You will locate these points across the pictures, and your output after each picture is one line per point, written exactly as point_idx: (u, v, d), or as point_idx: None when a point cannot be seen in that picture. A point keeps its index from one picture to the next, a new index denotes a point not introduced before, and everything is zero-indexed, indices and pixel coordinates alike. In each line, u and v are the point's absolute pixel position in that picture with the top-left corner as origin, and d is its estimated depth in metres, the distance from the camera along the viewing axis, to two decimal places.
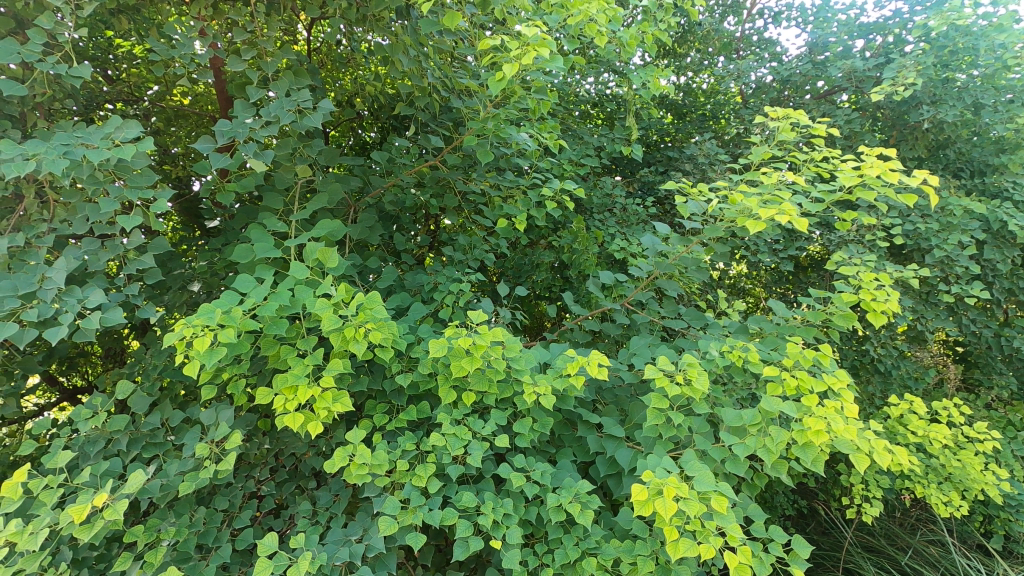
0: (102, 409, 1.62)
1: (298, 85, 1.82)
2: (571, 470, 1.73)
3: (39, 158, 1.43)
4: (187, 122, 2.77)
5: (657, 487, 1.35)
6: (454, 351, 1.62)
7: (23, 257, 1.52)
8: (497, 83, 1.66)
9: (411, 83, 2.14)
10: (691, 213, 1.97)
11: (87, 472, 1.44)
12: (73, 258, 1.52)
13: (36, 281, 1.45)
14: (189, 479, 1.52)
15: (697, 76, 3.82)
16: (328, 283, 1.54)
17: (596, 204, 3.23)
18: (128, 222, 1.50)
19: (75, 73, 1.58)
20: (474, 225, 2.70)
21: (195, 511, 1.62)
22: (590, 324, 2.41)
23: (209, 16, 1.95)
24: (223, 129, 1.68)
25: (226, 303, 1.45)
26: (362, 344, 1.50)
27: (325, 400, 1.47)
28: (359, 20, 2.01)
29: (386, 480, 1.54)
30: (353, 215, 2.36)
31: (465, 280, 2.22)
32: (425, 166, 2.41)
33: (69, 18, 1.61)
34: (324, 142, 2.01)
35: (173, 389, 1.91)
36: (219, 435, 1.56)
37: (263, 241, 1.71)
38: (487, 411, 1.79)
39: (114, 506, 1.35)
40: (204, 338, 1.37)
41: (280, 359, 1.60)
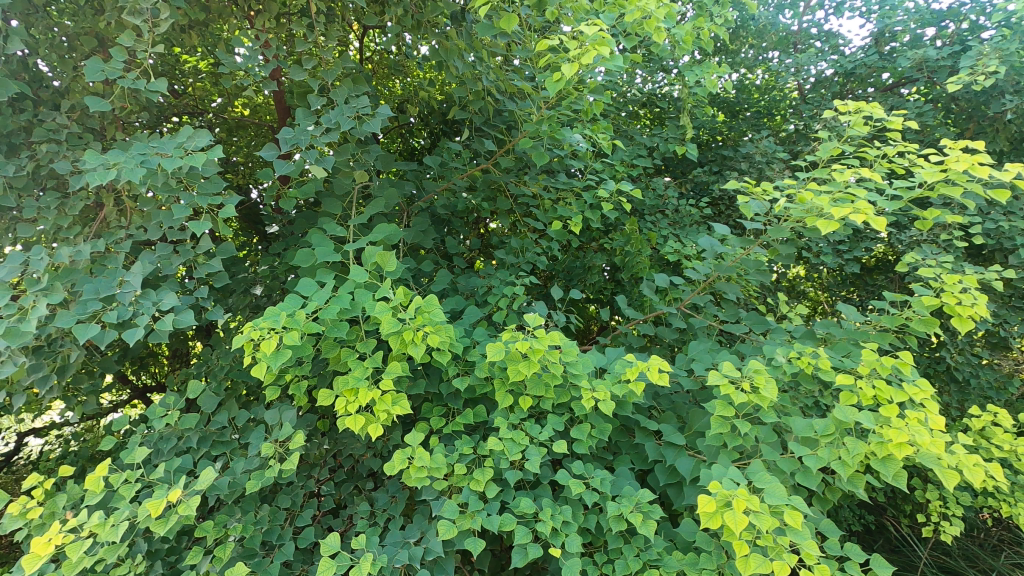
0: (175, 408, 1.68)
1: (357, 92, 1.85)
2: (630, 478, 1.68)
3: (119, 167, 1.50)
4: (247, 133, 2.89)
5: (725, 499, 1.29)
6: (510, 355, 1.60)
7: (104, 262, 1.60)
8: (554, 84, 1.64)
9: (466, 88, 2.15)
10: (753, 213, 1.90)
11: (161, 468, 1.50)
12: (148, 263, 1.59)
13: (116, 285, 1.52)
14: (255, 478, 1.56)
15: (752, 71, 3.69)
16: (387, 287, 1.55)
17: (649, 206, 3.16)
18: (199, 228, 1.56)
19: (151, 87, 1.66)
20: (525, 228, 2.68)
21: (260, 509, 1.67)
22: (645, 327, 2.36)
23: (273, 29, 2.02)
24: (286, 137, 1.73)
25: (290, 306, 1.49)
26: (421, 348, 1.51)
27: (385, 403, 1.47)
28: (414, 27, 2.03)
29: (444, 483, 1.54)
30: (406, 219, 2.38)
31: (519, 283, 2.21)
32: (478, 169, 2.42)
33: (146, 35, 1.69)
34: (381, 149, 2.03)
35: (237, 390, 1.97)
36: (283, 436, 1.60)
37: (324, 246, 1.75)
38: (543, 416, 1.77)
39: (186, 502, 1.40)
40: (270, 340, 1.39)
41: (340, 361, 1.63)
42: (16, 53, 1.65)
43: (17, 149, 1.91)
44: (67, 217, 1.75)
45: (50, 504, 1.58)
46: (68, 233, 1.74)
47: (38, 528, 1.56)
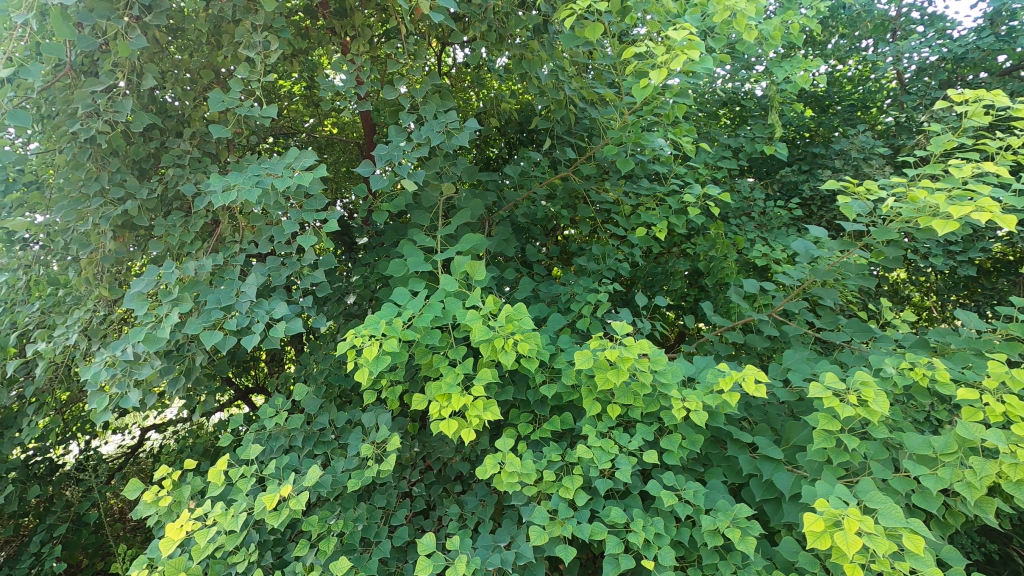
0: (283, 408, 1.81)
1: (445, 107, 1.92)
2: (723, 491, 1.62)
3: (238, 188, 1.65)
4: (335, 150, 3.06)
5: (834, 518, 1.22)
6: (598, 363, 1.60)
7: (223, 274, 1.76)
8: (641, 91, 1.62)
9: (548, 98, 2.18)
10: (855, 214, 1.79)
11: (273, 465, 1.62)
12: (261, 274, 1.73)
13: (234, 295, 1.67)
14: (355, 477, 1.65)
15: (845, 63, 3.47)
16: (477, 296, 1.60)
17: (733, 209, 3.05)
18: (306, 242, 1.68)
19: (263, 113, 1.81)
20: (606, 235, 2.67)
21: (358, 506, 1.75)
22: (733, 335, 2.26)
23: (366, 52, 2.13)
24: (381, 153, 1.83)
25: (387, 315, 1.56)
26: (511, 355, 1.53)
27: (476, 408, 1.51)
28: (498, 42, 2.09)
29: (534, 489, 1.55)
30: (488, 229, 2.44)
31: (602, 290, 2.19)
32: (558, 178, 2.43)
33: (258, 66, 1.84)
34: (467, 161, 2.09)
35: (335, 393, 2.09)
36: (380, 437, 1.67)
37: (415, 256, 1.82)
38: (631, 424, 1.75)
39: (297, 498, 1.50)
40: (370, 347, 1.47)
41: (432, 367, 1.68)
42: (150, 89, 1.85)
43: (147, 174, 2.13)
44: (190, 234, 1.93)
45: (177, 493, 1.74)
46: (191, 248, 1.92)
47: (167, 515, 1.72)
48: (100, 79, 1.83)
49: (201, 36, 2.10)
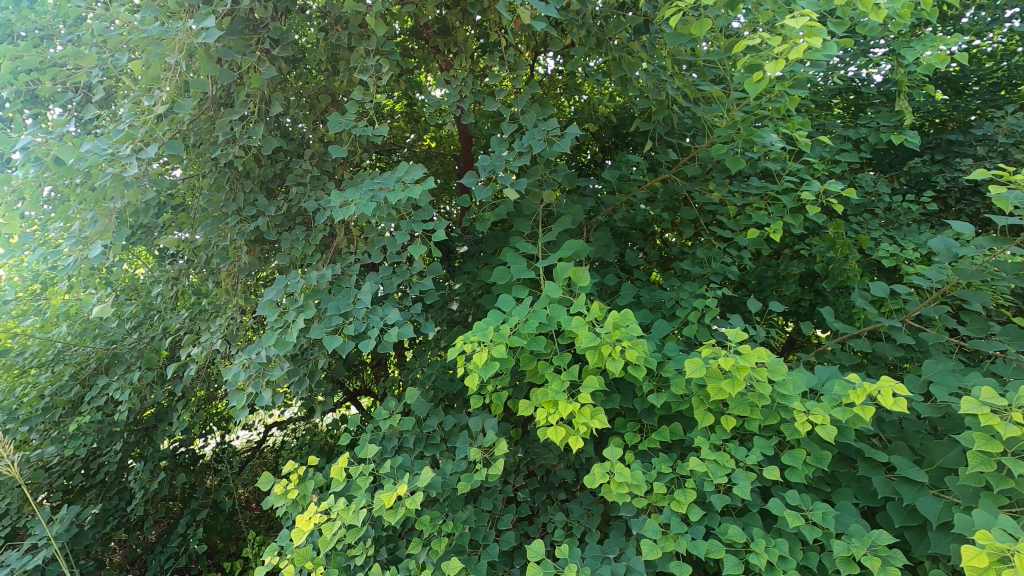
0: (396, 411, 1.89)
1: (545, 115, 1.93)
2: (856, 514, 1.48)
3: (354, 202, 1.75)
4: (434, 163, 3.15)
5: (999, 553, 1.07)
6: (711, 372, 1.52)
7: (341, 283, 1.87)
8: (754, 85, 1.54)
9: (649, 99, 2.13)
10: (1014, 206, 1.56)
11: (389, 465, 1.70)
12: (375, 283, 1.82)
13: (352, 302, 1.77)
14: (464, 480, 1.69)
15: (986, 37, 3.09)
16: (582, 302, 1.58)
17: (853, 205, 2.80)
18: (416, 251, 1.75)
19: (375, 132, 1.92)
20: (712, 237, 2.55)
21: (467, 509, 1.79)
22: (859, 343, 2.06)
23: (468, 67, 2.18)
24: (485, 163, 1.86)
25: (494, 321, 1.59)
26: (618, 362, 1.50)
27: (584, 416, 1.49)
28: (597, 47, 2.07)
29: (644, 501, 1.50)
30: (586, 234, 2.42)
31: (710, 294, 2.09)
32: (659, 180, 2.37)
33: (370, 88, 1.95)
34: (567, 167, 2.09)
35: (440, 397, 2.16)
36: (488, 442, 1.70)
37: (518, 263, 1.84)
38: (747, 437, 1.65)
39: (411, 497, 1.56)
40: (479, 353, 1.50)
41: (537, 373, 1.69)
42: (277, 115, 2.03)
43: (274, 193, 2.33)
44: (311, 247, 2.08)
45: (303, 487, 1.87)
46: (312, 260, 2.06)
47: (294, 506, 1.86)
48: (235, 109, 2.03)
49: (320, 64, 2.26)
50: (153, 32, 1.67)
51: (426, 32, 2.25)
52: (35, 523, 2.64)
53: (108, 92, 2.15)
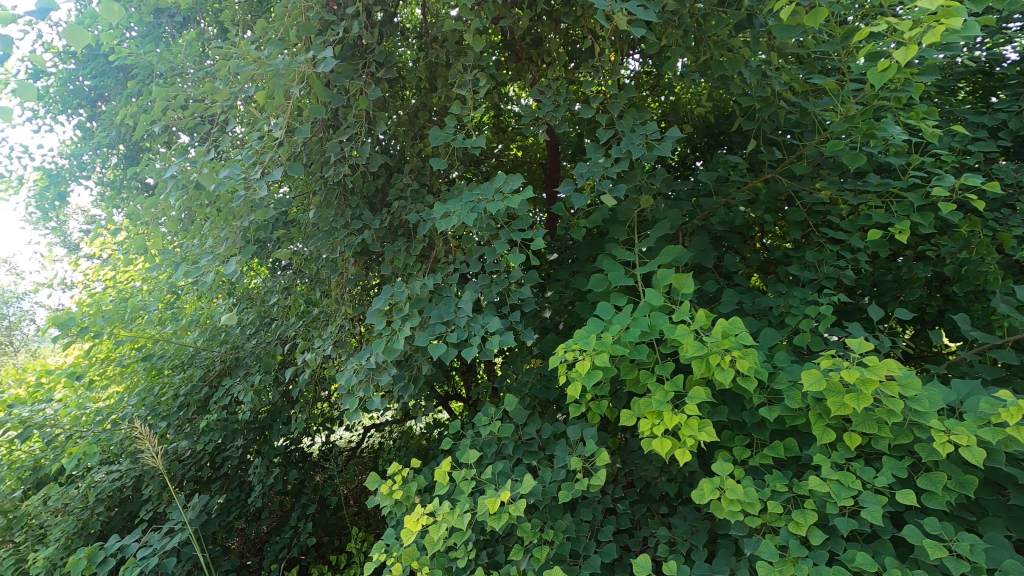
0: (495, 417, 1.92)
1: (642, 119, 1.90)
2: (1010, 549, 1.31)
3: (456, 213, 1.81)
4: (520, 171, 3.15)
5: None
6: (832, 385, 1.42)
7: (443, 292, 1.94)
8: (879, 75, 1.42)
9: (753, 97, 2.03)
10: None
11: (491, 471, 1.73)
12: (475, 291, 1.87)
13: (454, 311, 1.83)
14: (565, 489, 1.68)
15: None
16: (687, 310, 1.53)
17: (989, 200, 2.51)
18: (516, 260, 1.77)
19: (474, 144, 1.97)
20: (821, 239, 2.38)
21: (567, 518, 1.79)
22: (1004, 354, 1.84)
23: (561, 75, 2.19)
24: (582, 171, 1.86)
25: (595, 329, 1.58)
26: (728, 373, 1.44)
27: (691, 428, 1.44)
28: (695, 46, 2.01)
29: (758, 520, 1.42)
30: (683, 239, 2.34)
31: (824, 300, 1.95)
32: (763, 180, 2.25)
33: (469, 102, 2.02)
34: (665, 171, 2.04)
35: (536, 404, 2.17)
36: (588, 451, 1.69)
37: (616, 270, 1.82)
38: (873, 456, 1.52)
39: (515, 504, 1.58)
40: (582, 362, 1.49)
41: (638, 383, 1.65)
42: (382, 132, 2.15)
43: (377, 207, 2.46)
44: (412, 257, 2.17)
45: (407, 488, 1.95)
46: (414, 270, 2.15)
47: (399, 506, 1.94)
48: (345, 130, 2.17)
49: (419, 82, 2.37)
50: (281, 65, 1.85)
51: (519, 43, 2.29)
52: (174, 509, 2.94)
53: (234, 119, 2.37)
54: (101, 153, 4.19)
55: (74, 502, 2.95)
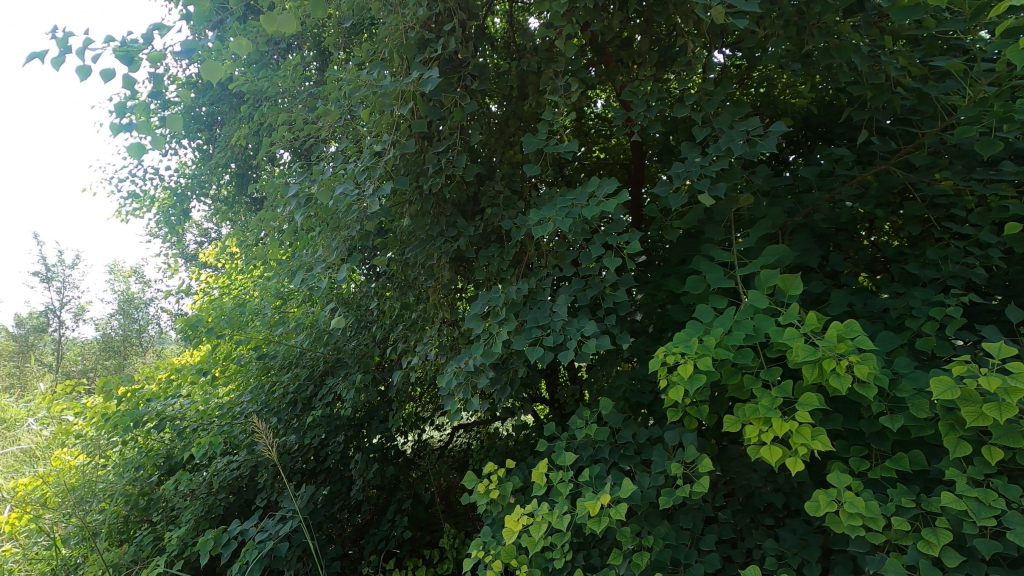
0: (591, 420, 1.93)
1: (741, 115, 1.84)
2: None
3: (551, 218, 1.84)
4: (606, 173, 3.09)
5: None
6: (967, 393, 1.30)
7: (538, 296, 1.97)
8: (1022, 52, 1.29)
9: (864, 84, 1.91)
10: None
11: (589, 473, 1.74)
12: (570, 295, 1.89)
13: (550, 315, 1.85)
14: (666, 494, 1.65)
15: None
16: (797, 312, 1.46)
17: None
18: (612, 263, 1.77)
19: (568, 149, 1.99)
20: (944, 234, 2.18)
21: (666, 524, 1.76)
22: None
23: (654, 75, 2.17)
24: (678, 171, 1.83)
25: (696, 332, 1.54)
26: (845, 379, 1.36)
27: (803, 436, 1.37)
28: (798, 34, 1.92)
29: (882, 537, 1.33)
30: (785, 238, 2.23)
31: (951, 301, 1.79)
32: (875, 173, 2.10)
33: (561, 107, 2.05)
34: (766, 167, 1.96)
35: (630, 409, 2.14)
36: (689, 457, 1.65)
37: (716, 272, 1.77)
38: (1018, 473, 1.37)
39: (616, 507, 1.58)
40: (684, 366, 1.46)
41: (742, 388, 1.59)
42: (476, 141, 2.23)
43: (470, 214, 2.54)
44: (505, 262, 2.23)
45: (504, 487, 2.00)
46: (507, 275, 2.21)
47: (497, 505, 1.99)
48: (442, 142, 2.27)
49: (511, 91, 2.43)
50: (393, 86, 2.01)
51: (608, 46, 2.29)
52: (285, 497, 3.18)
53: (340, 137, 2.56)
54: (219, 173, 4.63)
55: (201, 489, 3.28)
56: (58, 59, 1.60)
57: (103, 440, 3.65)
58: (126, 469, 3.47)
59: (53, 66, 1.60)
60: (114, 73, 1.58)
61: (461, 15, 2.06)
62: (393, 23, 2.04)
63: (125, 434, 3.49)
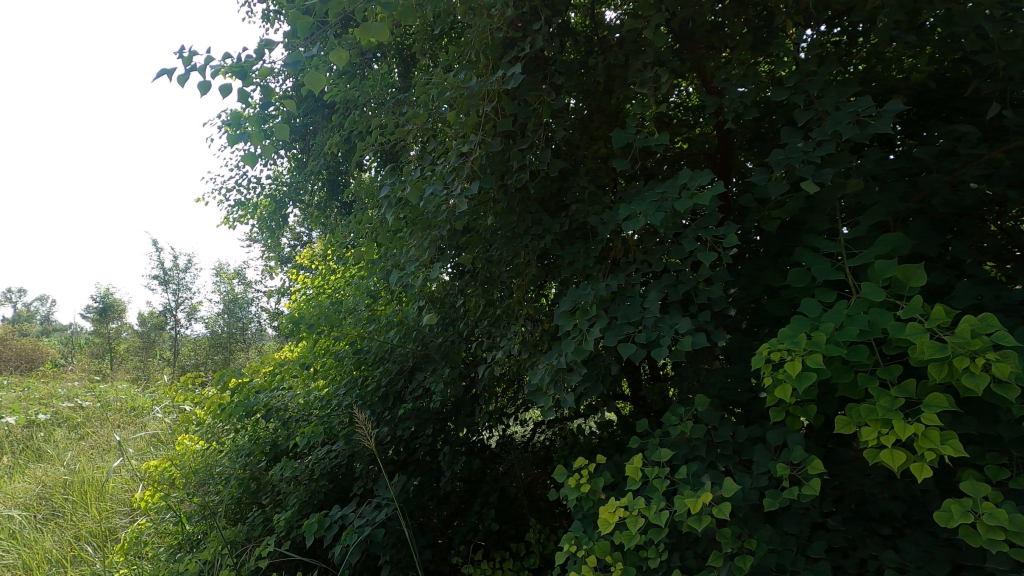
0: (685, 418, 1.88)
1: (848, 95, 1.72)
2: None
3: (642, 212, 1.81)
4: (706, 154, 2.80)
5: None
6: None
7: (628, 292, 1.94)
8: None
9: (994, 52, 1.72)
10: None
11: (686, 471, 1.69)
12: (662, 290, 1.85)
13: (642, 311, 1.82)
14: (770, 496, 1.58)
15: None
16: (921, 305, 1.34)
17: None
18: (708, 257, 1.71)
19: (657, 141, 1.95)
20: None
21: (769, 528, 1.68)
22: None
23: (749, 58, 2.07)
24: (778, 158, 1.74)
25: (803, 327, 1.46)
26: (980, 378, 1.23)
27: (931, 439, 1.26)
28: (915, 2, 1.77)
29: None
30: (898, 226, 2.05)
31: None
32: (1007, 150, 1.89)
33: (650, 99, 2.01)
34: (878, 149, 1.82)
35: (726, 407, 2.06)
36: (796, 458, 1.57)
37: (822, 264, 1.66)
38: None
39: (717, 507, 1.53)
40: (792, 363, 1.38)
41: (856, 387, 1.49)
42: (562, 137, 2.23)
43: (554, 211, 2.54)
44: (592, 258, 2.21)
45: (596, 483, 1.99)
46: (594, 270, 2.19)
47: (589, 501, 1.99)
48: (527, 139, 2.30)
49: (595, 85, 2.41)
50: (479, 88, 2.09)
51: (697, 31, 2.22)
52: (379, 486, 3.34)
53: (429, 140, 2.65)
54: (313, 180, 4.94)
55: (303, 476, 3.49)
56: (184, 77, 1.78)
57: (218, 428, 4.00)
58: (239, 455, 3.78)
59: (180, 83, 1.79)
60: (230, 86, 1.74)
61: (546, 12, 2.08)
62: (481, 25, 2.10)
63: (238, 422, 3.80)
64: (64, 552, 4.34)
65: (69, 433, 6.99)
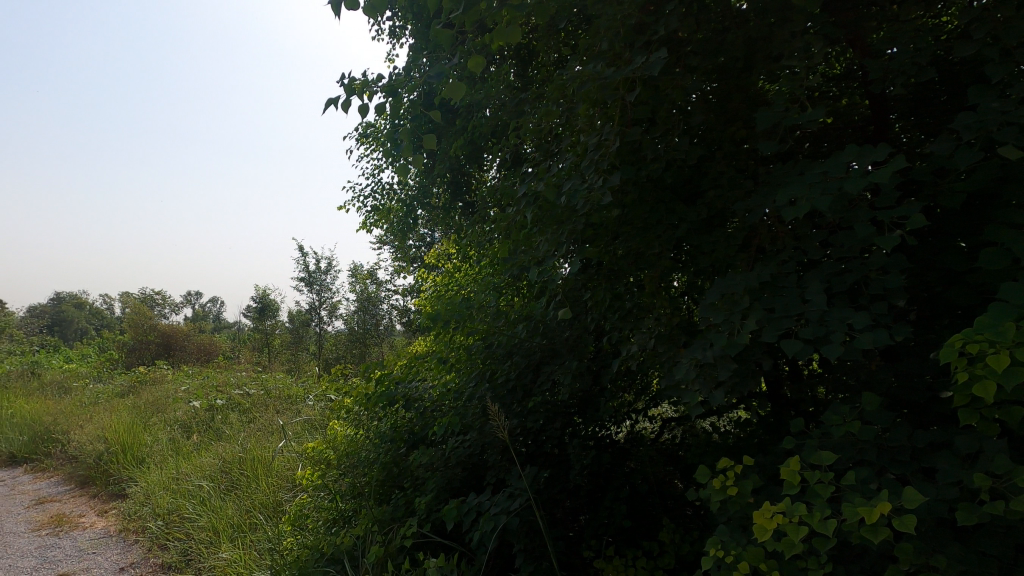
0: (850, 419, 1.71)
1: None
2: None
3: (798, 196, 1.68)
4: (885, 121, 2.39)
5: None
6: None
7: (780, 282, 1.81)
8: None
9: None
10: None
11: (856, 477, 1.54)
12: (820, 279, 1.70)
13: (800, 302, 1.69)
14: (964, 510, 1.39)
15: None
16: None
17: None
18: (882, 242, 1.55)
19: (811, 117, 1.80)
20: None
21: (960, 547, 1.47)
22: None
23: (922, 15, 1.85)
24: (967, 124, 1.53)
25: (1007, 316, 1.27)
26: None
27: None
28: None
29: None
30: None
31: None
32: None
33: (803, 72, 1.86)
34: None
35: (897, 409, 1.84)
36: (998, 467, 1.36)
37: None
38: None
39: (899, 518, 1.37)
40: (997, 358, 1.21)
41: None
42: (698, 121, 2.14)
43: (689, 200, 2.43)
44: (734, 247, 2.09)
45: (745, 486, 1.87)
46: (736, 260, 2.06)
47: (738, 505, 1.87)
48: (662, 127, 2.23)
49: (733, 64, 2.28)
50: (617, 77, 2.02)
51: None
52: (512, 476, 3.43)
53: (556, 135, 2.66)
54: (438, 183, 5.18)
55: (439, 463, 3.68)
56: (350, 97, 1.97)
57: (363, 416, 4.35)
58: (382, 441, 4.09)
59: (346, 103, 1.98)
60: None
61: None
62: (612, 13, 2.08)
63: (382, 411, 4.11)
64: (242, 519, 4.97)
65: (240, 417, 8.00)
